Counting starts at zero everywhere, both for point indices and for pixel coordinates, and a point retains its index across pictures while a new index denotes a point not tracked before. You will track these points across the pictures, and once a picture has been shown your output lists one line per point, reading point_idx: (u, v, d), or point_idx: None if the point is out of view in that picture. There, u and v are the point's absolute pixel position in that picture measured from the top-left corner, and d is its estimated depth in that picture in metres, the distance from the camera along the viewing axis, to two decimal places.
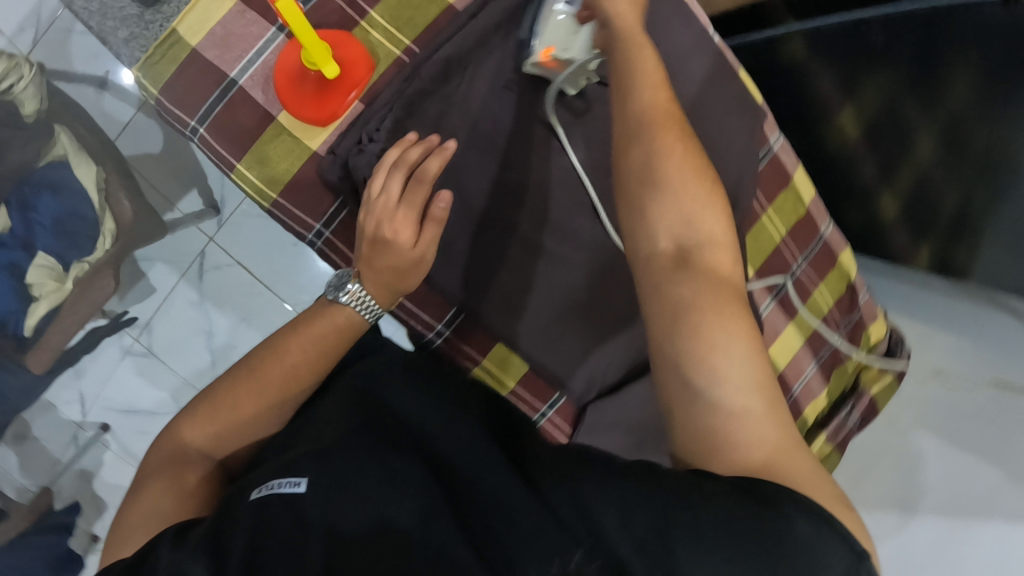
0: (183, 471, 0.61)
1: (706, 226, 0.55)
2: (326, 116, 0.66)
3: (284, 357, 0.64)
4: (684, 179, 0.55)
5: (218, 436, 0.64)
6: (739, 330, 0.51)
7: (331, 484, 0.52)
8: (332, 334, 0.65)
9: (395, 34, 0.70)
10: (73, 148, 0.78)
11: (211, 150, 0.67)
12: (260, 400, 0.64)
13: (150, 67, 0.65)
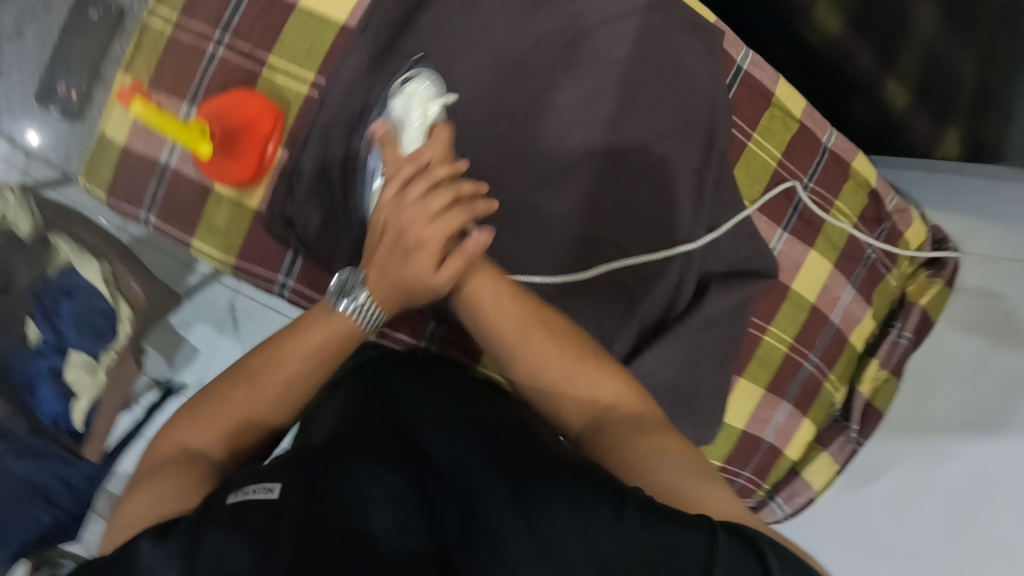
0: (181, 467, 0.51)
1: (535, 350, 0.54)
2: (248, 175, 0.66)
3: (282, 364, 0.55)
4: (572, 370, 0.54)
5: (208, 442, 0.53)
6: (618, 397, 0.54)
7: (312, 496, 0.45)
8: (331, 346, 0.56)
9: (299, 71, 0.67)
10: (75, 251, 0.86)
11: (167, 233, 0.69)
12: (264, 398, 0.54)
13: (92, 174, 0.68)
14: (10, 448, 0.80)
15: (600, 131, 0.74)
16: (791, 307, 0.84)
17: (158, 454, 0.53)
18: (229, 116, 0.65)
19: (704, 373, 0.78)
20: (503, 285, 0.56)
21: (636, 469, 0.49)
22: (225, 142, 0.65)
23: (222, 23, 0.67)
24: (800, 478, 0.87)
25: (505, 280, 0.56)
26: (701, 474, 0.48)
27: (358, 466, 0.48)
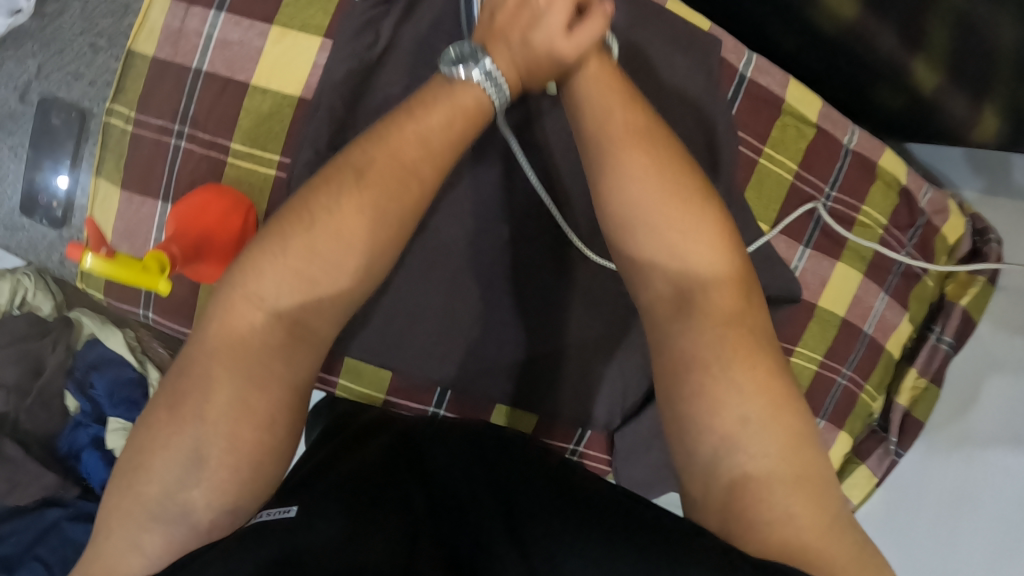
0: (255, 359, 0.42)
1: (631, 166, 0.47)
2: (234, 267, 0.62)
3: (384, 160, 0.45)
4: (668, 212, 0.46)
5: (291, 299, 0.43)
6: (714, 272, 0.46)
7: (332, 510, 0.40)
8: (456, 127, 0.48)
9: (262, 154, 0.65)
10: (97, 324, 0.89)
11: (167, 326, 0.71)
12: (330, 235, 0.44)
13: (89, 278, 0.70)
14: (66, 511, 0.87)
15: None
16: (817, 325, 0.78)
17: (230, 347, 0.42)
18: (194, 221, 0.61)
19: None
20: (616, 85, 0.50)
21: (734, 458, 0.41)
22: (194, 254, 0.60)
23: (180, 114, 0.65)
24: (837, 495, 0.83)
25: (643, 112, 0.49)
26: (800, 455, 0.42)
27: (380, 495, 0.42)
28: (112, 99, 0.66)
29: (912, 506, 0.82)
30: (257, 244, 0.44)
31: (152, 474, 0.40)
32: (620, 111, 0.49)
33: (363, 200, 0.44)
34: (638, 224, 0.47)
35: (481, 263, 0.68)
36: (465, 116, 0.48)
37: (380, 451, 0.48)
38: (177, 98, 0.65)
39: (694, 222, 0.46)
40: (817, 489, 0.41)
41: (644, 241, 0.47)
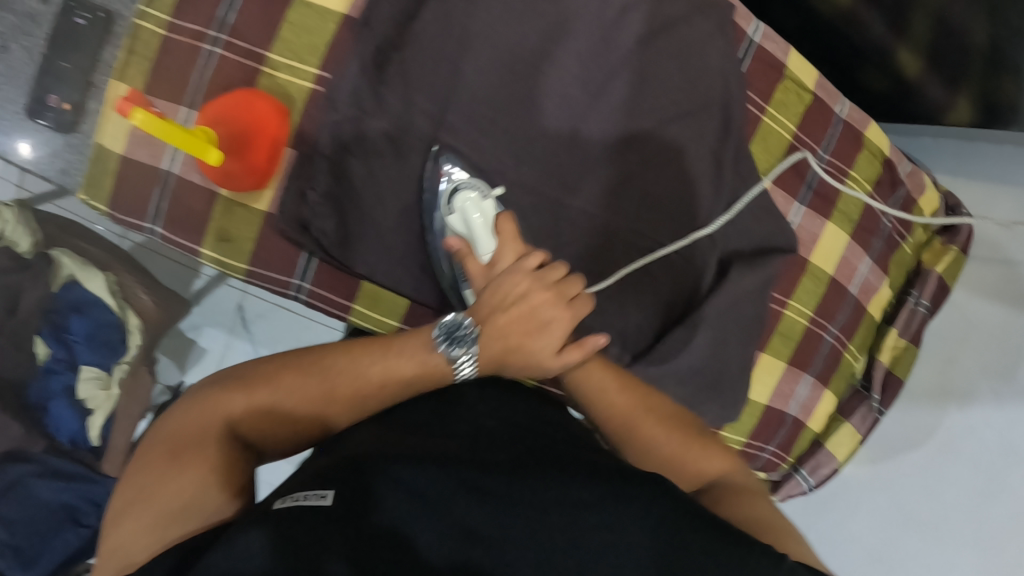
0: (202, 451, 0.49)
1: (597, 380, 0.62)
2: (260, 176, 0.64)
3: (358, 371, 0.54)
4: (672, 441, 0.61)
5: (254, 422, 0.53)
6: (672, 448, 0.61)
7: (363, 494, 0.44)
8: (421, 381, 0.56)
9: (302, 67, 0.65)
10: (78, 265, 0.82)
11: (174, 243, 0.67)
12: (305, 398, 0.54)
13: (93, 186, 0.66)
14: (33, 468, 0.78)
15: (614, 113, 0.72)
16: (808, 281, 0.83)
17: (182, 437, 0.50)
18: (234, 118, 0.63)
19: (729, 350, 0.78)
20: (584, 348, 0.60)
21: (681, 465, 0.61)
22: (234, 151, 0.63)
23: (217, 21, 0.64)
24: (823, 450, 0.88)
25: (609, 371, 0.63)
26: (744, 492, 0.59)
27: (398, 463, 0.46)
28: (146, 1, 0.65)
29: (852, 496, 0.88)
30: (208, 386, 0.54)
31: (173, 491, 0.47)
32: (615, 406, 0.62)
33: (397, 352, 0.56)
34: (632, 445, 0.61)
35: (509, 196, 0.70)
36: (425, 364, 0.56)
37: (405, 436, 0.51)
38: (214, 6, 0.64)
39: (673, 436, 0.62)
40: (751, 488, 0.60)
41: (663, 434, 0.61)
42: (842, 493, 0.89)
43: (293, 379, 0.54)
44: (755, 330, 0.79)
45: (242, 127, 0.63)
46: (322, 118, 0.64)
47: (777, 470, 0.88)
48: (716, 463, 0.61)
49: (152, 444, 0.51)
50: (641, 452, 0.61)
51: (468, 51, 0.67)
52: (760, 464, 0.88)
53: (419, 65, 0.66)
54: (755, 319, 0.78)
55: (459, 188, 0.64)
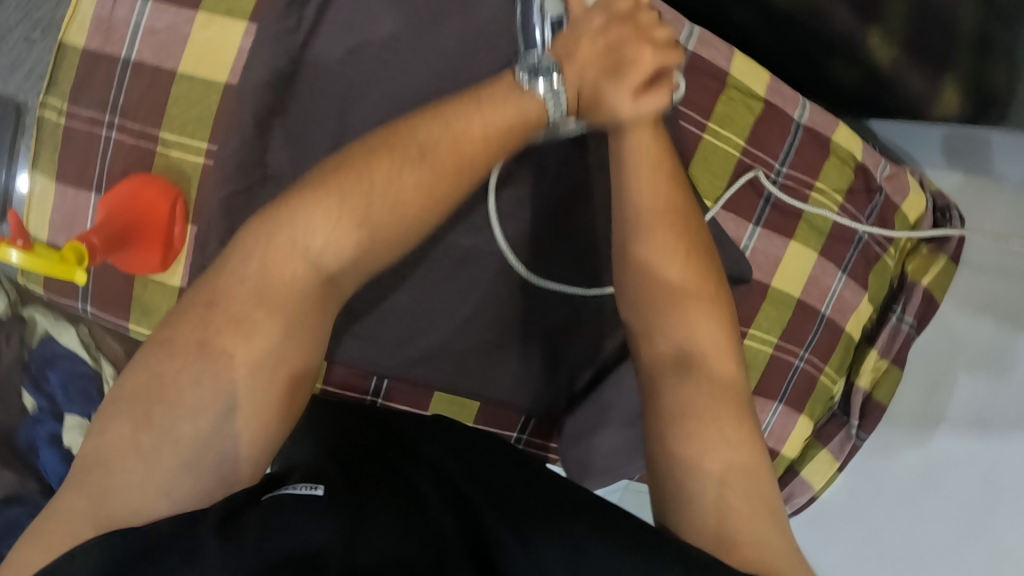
0: (283, 256, 0.45)
1: (638, 186, 0.54)
2: (158, 261, 0.63)
3: (452, 138, 0.50)
4: (682, 305, 0.52)
5: (336, 255, 0.46)
6: (711, 347, 0.51)
7: (357, 510, 0.41)
8: (510, 130, 0.52)
9: (194, 141, 0.64)
10: (50, 320, 0.88)
11: (106, 320, 0.70)
12: (420, 188, 0.48)
13: (28, 272, 0.69)
14: (26, 509, 0.87)
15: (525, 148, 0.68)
16: (771, 306, 0.77)
17: (262, 299, 0.44)
18: (127, 211, 0.61)
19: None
20: (660, 165, 0.55)
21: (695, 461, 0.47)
22: (115, 244, 0.61)
23: (110, 105, 0.64)
24: (798, 479, 0.83)
25: (665, 154, 0.55)
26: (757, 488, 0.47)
27: (368, 499, 0.43)
28: (45, 91, 0.65)
29: (826, 526, 0.84)
30: (259, 227, 0.46)
31: (244, 351, 0.43)
32: (660, 191, 0.54)
33: (399, 160, 0.48)
34: (664, 312, 0.52)
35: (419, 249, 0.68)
36: (437, 176, 0.49)
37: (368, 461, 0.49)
38: (105, 88, 0.64)
39: (700, 309, 0.52)
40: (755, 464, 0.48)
41: (691, 385, 0.49)
42: (816, 522, 0.84)
43: (322, 226, 0.45)
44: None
45: (126, 223, 0.61)
46: (212, 192, 0.63)
47: None
48: (735, 443, 0.48)
49: (188, 305, 0.45)
50: (687, 323, 0.52)
51: (355, 102, 0.64)
52: None
53: (307, 126, 0.64)
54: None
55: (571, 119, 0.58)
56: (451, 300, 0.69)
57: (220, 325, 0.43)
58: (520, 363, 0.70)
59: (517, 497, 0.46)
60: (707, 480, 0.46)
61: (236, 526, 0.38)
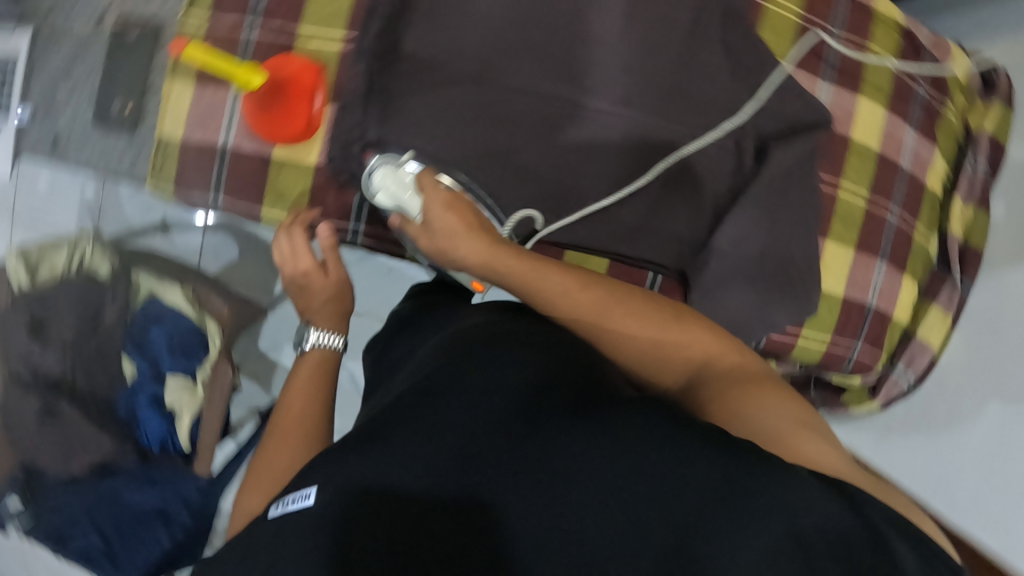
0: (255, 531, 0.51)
1: (554, 294, 0.55)
2: (302, 127, 0.68)
3: (288, 409, 0.59)
4: (608, 316, 0.54)
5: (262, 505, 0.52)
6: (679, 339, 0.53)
7: (346, 494, 0.39)
8: (320, 374, 0.62)
9: (331, 33, 0.71)
10: (155, 282, 0.88)
11: (237, 210, 0.73)
12: (293, 444, 0.56)
13: (159, 174, 0.72)
14: (125, 480, 0.80)
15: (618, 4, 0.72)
16: (857, 158, 0.82)
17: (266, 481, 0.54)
18: (279, 73, 0.68)
19: (792, 234, 0.77)
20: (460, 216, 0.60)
21: (778, 443, 0.43)
22: (273, 98, 0.67)
23: (251, 10, 0.71)
24: (916, 341, 0.85)
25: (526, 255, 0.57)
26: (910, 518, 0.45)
27: (375, 452, 0.41)
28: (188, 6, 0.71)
29: (952, 390, 0.85)
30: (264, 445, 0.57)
31: (251, 506, 0.53)
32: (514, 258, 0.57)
33: (303, 384, 0.61)
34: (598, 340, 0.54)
35: (536, 115, 0.72)
36: (317, 368, 0.62)
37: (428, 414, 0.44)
38: None
39: (641, 321, 0.53)
40: (783, 395, 0.47)
41: (708, 370, 0.50)
42: (943, 389, 0.86)
43: (298, 387, 0.61)
44: (811, 213, 0.78)
45: (286, 83, 0.67)
46: (349, 74, 0.69)
47: (872, 371, 0.86)
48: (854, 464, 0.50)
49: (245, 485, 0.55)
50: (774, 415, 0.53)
51: None
52: (851, 366, 0.85)
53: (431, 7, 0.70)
54: (808, 201, 0.78)
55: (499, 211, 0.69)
56: (569, 164, 0.74)
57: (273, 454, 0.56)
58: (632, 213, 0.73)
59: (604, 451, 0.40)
60: (744, 429, 0.45)
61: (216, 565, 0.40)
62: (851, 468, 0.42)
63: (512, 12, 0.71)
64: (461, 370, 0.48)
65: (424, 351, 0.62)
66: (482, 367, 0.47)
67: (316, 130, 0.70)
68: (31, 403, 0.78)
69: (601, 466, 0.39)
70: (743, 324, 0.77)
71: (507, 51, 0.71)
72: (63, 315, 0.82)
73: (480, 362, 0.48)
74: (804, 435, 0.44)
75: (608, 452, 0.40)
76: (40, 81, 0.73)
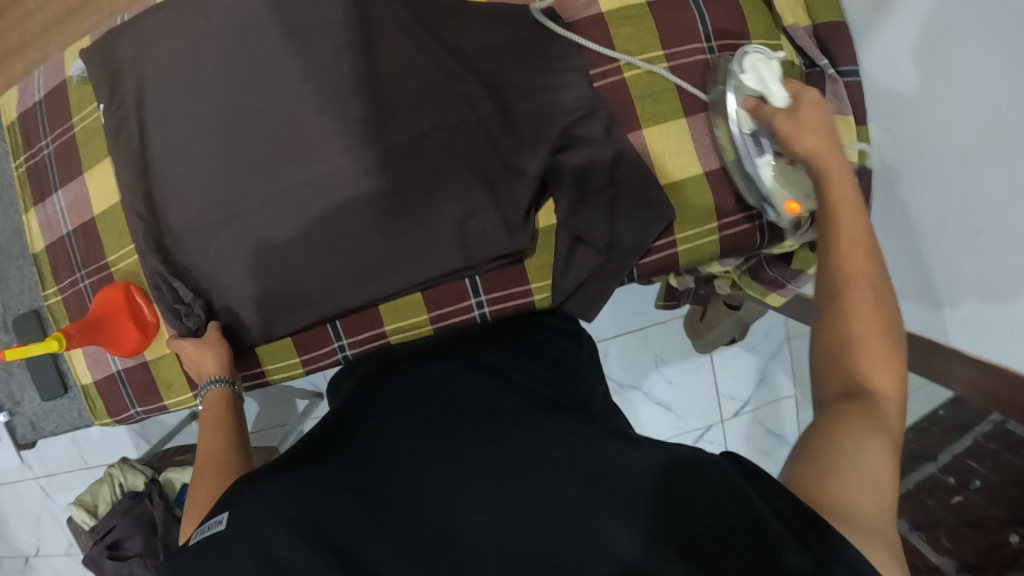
0: None
1: (855, 270, 0.53)
2: (140, 330, 0.79)
3: (203, 450, 0.63)
4: (863, 291, 0.52)
5: None
6: (852, 275, 0.53)
7: (258, 523, 0.45)
8: (225, 411, 0.67)
9: (126, 246, 0.81)
10: (182, 471, 1.03)
11: (155, 410, 0.85)
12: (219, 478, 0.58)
13: (96, 413, 0.87)
14: None
15: (291, 72, 0.71)
16: (625, 28, 0.71)
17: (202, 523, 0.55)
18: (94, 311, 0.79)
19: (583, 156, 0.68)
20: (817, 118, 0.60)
21: (832, 464, 0.45)
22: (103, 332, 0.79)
23: (75, 263, 0.84)
24: None
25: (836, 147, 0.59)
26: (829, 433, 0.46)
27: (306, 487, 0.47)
28: (44, 288, 0.86)
29: (905, 209, 0.71)
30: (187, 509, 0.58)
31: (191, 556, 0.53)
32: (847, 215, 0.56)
33: (215, 422, 0.66)
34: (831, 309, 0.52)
35: (284, 210, 0.72)
36: (221, 409, 0.68)
37: (352, 448, 0.51)
38: (67, 256, 0.84)
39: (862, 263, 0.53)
40: (894, 443, 0.46)
41: (852, 317, 0.51)
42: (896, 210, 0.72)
43: (211, 428, 0.65)
44: (595, 121, 0.68)
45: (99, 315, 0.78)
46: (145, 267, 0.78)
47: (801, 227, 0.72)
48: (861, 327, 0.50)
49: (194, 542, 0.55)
50: (830, 264, 0.54)
51: (183, 144, 0.75)
52: (768, 235, 0.72)
53: (168, 181, 0.76)
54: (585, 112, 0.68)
55: (746, 54, 0.65)
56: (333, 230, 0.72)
57: (195, 514, 0.57)
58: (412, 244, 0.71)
59: (489, 465, 0.48)
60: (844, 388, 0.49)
61: None
62: (888, 485, 0.44)
63: (218, 141, 0.73)
64: (395, 410, 0.55)
65: (350, 378, 0.70)
66: (415, 398, 0.57)
67: (153, 321, 0.80)
68: None
69: (509, 481, 0.47)
70: (602, 269, 0.70)
71: (236, 174, 0.74)
72: (129, 533, 0.98)
73: (411, 394, 0.58)
74: (885, 469, 0.44)
75: (521, 468, 0.48)
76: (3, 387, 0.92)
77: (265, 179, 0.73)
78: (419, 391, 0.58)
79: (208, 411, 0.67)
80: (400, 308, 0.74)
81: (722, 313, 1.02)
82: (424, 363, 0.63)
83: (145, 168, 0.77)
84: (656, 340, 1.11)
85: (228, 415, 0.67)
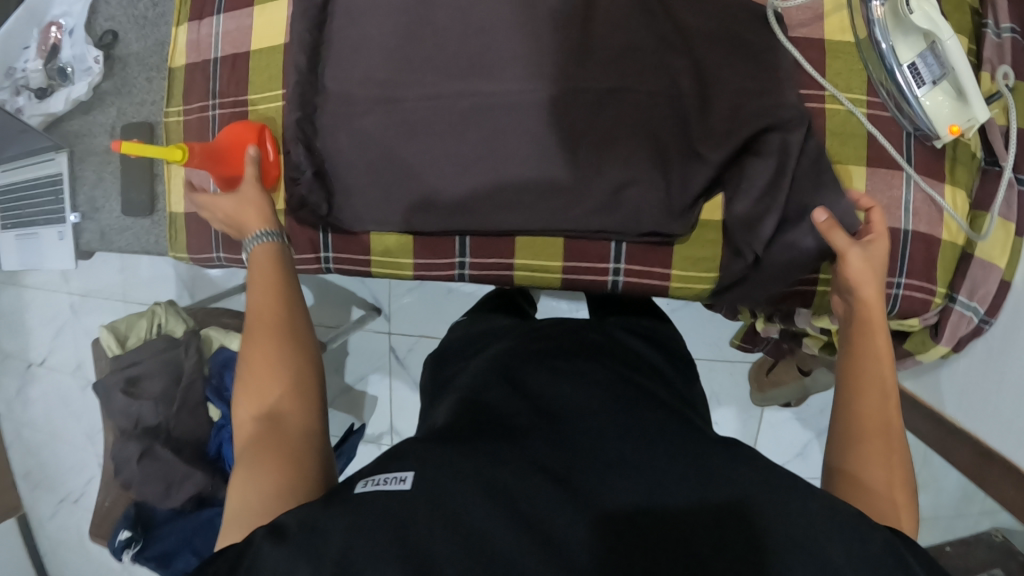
0: (268, 446, 0.55)
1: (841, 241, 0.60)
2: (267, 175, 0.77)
3: (255, 303, 0.65)
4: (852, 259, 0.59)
5: (275, 412, 0.57)
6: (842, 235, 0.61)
7: (441, 478, 0.49)
8: (267, 267, 0.68)
9: (271, 92, 0.78)
10: (222, 334, 1.03)
11: (235, 262, 0.82)
12: (274, 350, 0.61)
13: (174, 244, 0.84)
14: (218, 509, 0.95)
15: None
16: (837, 61, 0.70)
17: (262, 392, 0.59)
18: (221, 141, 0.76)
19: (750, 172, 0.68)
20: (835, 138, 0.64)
21: None
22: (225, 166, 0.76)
23: (211, 91, 0.81)
24: (978, 263, 0.69)
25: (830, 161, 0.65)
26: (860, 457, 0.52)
27: (478, 455, 0.52)
28: (167, 104, 0.83)
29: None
30: (242, 371, 0.61)
31: (245, 423, 0.58)
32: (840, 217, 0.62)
33: (269, 275, 0.67)
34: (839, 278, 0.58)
35: (449, 116, 0.72)
36: (272, 259, 0.69)
37: (502, 441, 0.55)
38: (206, 82, 0.81)
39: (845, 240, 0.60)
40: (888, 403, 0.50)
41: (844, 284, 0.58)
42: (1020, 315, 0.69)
43: (262, 280, 0.67)
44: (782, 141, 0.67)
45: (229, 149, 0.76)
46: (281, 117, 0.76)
47: (930, 308, 0.71)
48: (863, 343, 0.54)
49: (242, 404, 0.59)
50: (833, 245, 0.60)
51: (367, 15, 0.74)
52: (898, 305, 0.71)
53: (339, 43, 0.75)
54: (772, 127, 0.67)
55: None
56: (491, 155, 0.72)
57: (254, 383, 0.59)
58: (565, 196, 0.71)
59: (626, 463, 0.52)
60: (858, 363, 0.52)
61: (289, 532, 0.46)
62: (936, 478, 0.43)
63: (407, 25, 0.73)
64: (542, 401, 0.62)
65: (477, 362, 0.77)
66: (552, 395, 0.63)
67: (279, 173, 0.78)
68: (130, 448, 0.94)
69: (655, 456, 0.52)
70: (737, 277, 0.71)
71: (412, 64, 0.73)
72: (152, 373, 0.97)
73: (549, 390, 0.65)
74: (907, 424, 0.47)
75: (658, 451, 0.53)
76: (83, 189, 0.88)
77: (443, 80, 0.72)
78: (555, 389, 0.65)
79: (258, 262, 0.69)
80: (536, 246, 0.75)
81: (790, 374, 1.04)
82: (560, 371, 0.67)
83: (320, 24, 0.75)
84: (720, 377, 1.13)
85: (283, 272, 0.69)
